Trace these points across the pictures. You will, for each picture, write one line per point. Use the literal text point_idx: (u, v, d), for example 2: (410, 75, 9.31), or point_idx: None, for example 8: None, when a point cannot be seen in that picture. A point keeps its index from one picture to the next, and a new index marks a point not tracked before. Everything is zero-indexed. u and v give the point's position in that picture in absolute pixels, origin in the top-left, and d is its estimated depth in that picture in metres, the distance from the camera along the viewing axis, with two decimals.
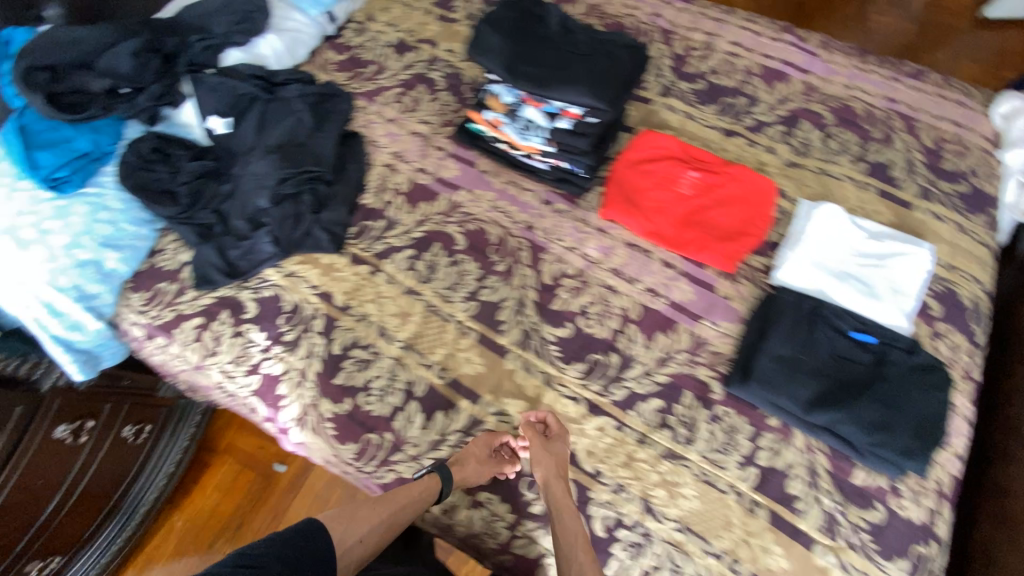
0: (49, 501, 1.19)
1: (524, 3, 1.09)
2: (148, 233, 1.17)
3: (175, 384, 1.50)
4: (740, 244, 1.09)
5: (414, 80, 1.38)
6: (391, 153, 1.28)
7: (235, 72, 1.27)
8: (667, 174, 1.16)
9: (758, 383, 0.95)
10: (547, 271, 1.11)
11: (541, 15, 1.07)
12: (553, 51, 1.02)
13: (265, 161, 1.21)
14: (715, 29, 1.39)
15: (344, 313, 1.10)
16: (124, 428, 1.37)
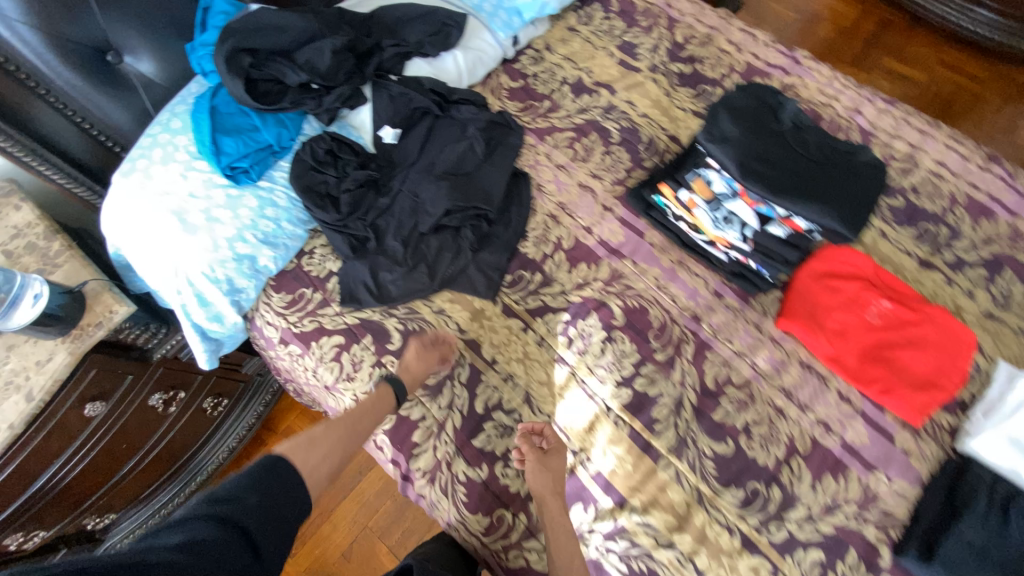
0: (127, 462, 1.28)
1: (760, 90, 1.01)
2: (302, 234, 1.12)
3: (257, 364, 1.61)
4: (932, 397, 0.99)
5: (587, 125, 1.30)
6: (556, 201, 1.21)
7: (415, 85, 1.21)
8: (858, 297, 1.06)
9: (943, 566, 0.86)
10: (711, 374, 1.03)
11: (778, 107, 0.99)
12: (790, 153, 0.93)
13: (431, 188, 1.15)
14: (919, 141, 1.28)
15: (490, 367, 1.04)
16: (207, 400, 1.46)
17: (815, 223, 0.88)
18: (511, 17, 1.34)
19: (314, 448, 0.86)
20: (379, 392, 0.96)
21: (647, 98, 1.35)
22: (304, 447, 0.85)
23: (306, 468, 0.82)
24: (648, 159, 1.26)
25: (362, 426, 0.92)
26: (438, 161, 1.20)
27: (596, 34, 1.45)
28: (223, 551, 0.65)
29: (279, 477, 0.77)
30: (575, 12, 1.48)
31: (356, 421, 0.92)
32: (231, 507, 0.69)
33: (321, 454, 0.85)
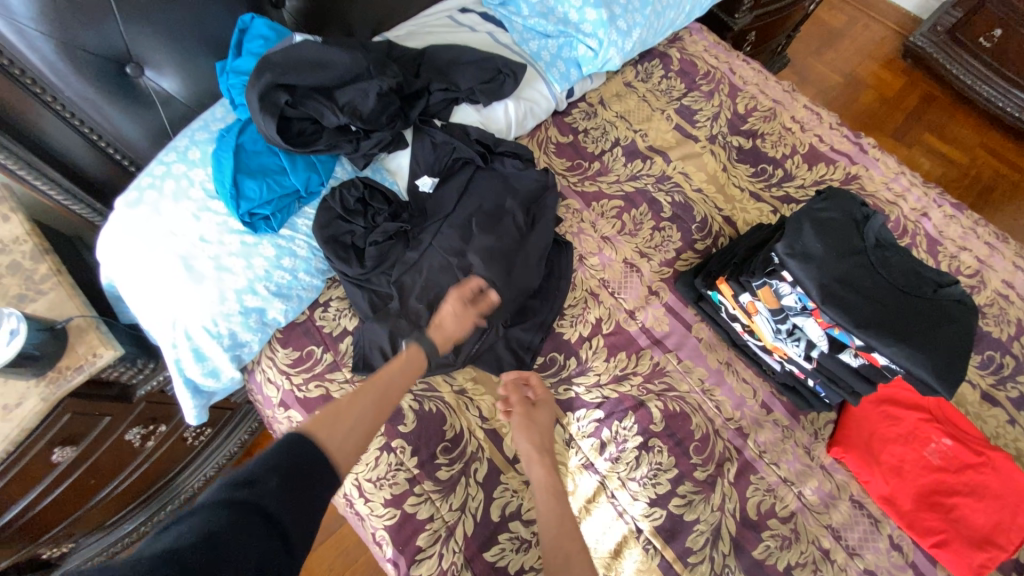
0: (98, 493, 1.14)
1: (846, 203, 0.91)
2: (319, 285, 1.01)
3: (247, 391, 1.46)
4: (992, 558, 0.90)
5: (638, 195, 1.21)
6: (599, 279, 1.11)
7: (459, 131, 1.11)
8: (917, 431, 0.99)
9: None
10: (753, 500, 0.93)
11: (865, 225, 0.89)
12: (877, 279, 0.83)
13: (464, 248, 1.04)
14: (987, 256, 1.19)
15: (511, 467, 0.94)
16: (188, 429, 1.33)
17: (898, 364, 0.77)
18: (570, 69, 1.23)
19: (345, 415, 0.71)
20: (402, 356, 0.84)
21: (703, 171, 1.25)
22: (332, 414, 0.70)
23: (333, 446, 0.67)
24: (700, 241, 1.17)
25: (392, 395, 0.79)
26: (474, 217, 1.07)
27: (653, 94, 1.35)
28: (246, 545, 0.51)
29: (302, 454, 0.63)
30: (633, 67, 1.38)
31: (388, 385, 0.80)
32: (250, 494, 0.55)
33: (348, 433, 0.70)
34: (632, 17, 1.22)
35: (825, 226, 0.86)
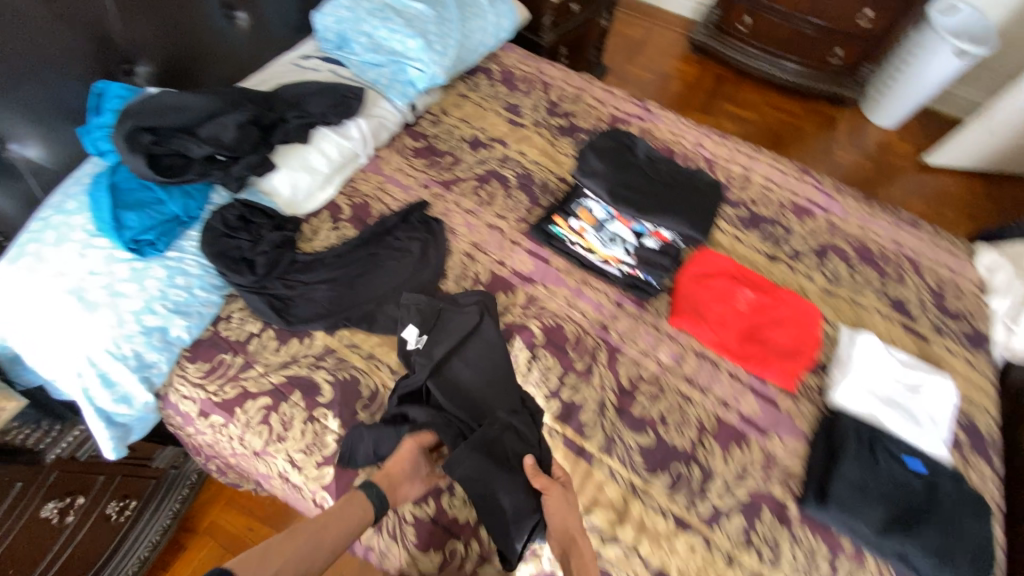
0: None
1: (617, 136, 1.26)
2: (217, 300, 1.12)
3: (172, 454, 1.44)
4: (798, 362, 1.19)
5: (488, 175, 1.47)
6: (470, 242, 1.32)
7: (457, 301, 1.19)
8: (727, 291, 1.29)
9: (837, 505, 0.98)
10: (624, 373, 1.16)
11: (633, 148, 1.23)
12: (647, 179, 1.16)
13: (459, 397, 1.06)
14: (749, 164, 1.60)
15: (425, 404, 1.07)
16: (111, 505, 1.30)
17: None
18: (407, 88, 1.51)
19: (284, 545, 0.79)
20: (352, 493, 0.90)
21: (535, 148, 1.55)
22: (273, 546, 0.79)
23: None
24: (545, 198, 1.44)
25: (339, 529, 0.84)
26: (470, 376, 1.09)
27: (485, 99, 1.66)
28: None
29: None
30: (464, 83, 1.69)
31: (337, 521, 0.85)
32: None
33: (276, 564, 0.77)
34: (446, 40, 1.52)
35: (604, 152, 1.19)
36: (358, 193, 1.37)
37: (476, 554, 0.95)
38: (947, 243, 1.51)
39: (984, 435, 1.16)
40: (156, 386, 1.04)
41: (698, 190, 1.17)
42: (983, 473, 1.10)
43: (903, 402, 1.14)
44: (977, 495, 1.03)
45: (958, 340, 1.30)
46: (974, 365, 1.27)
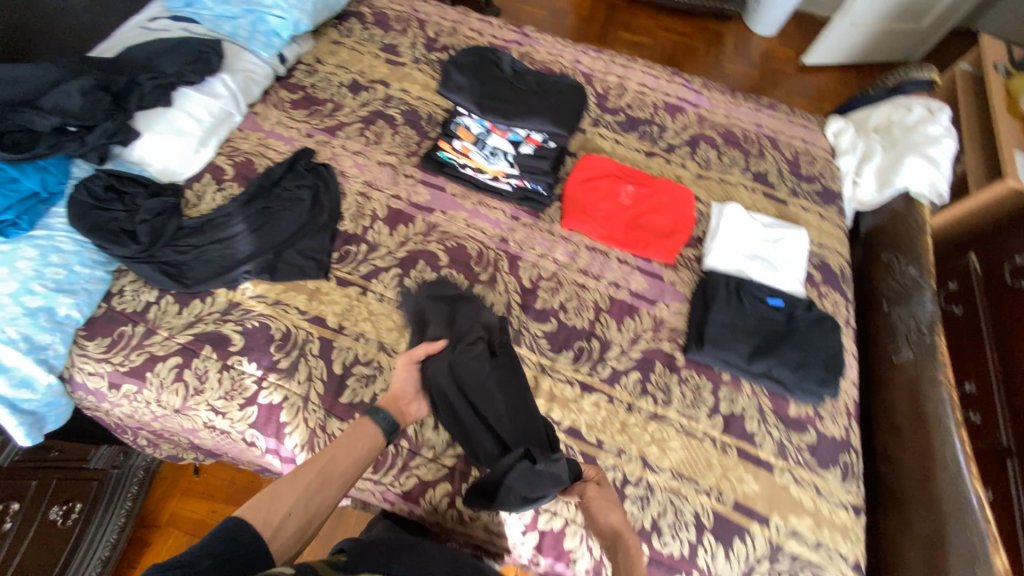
0: None
1: (482, 53, 1.32)
2: (103, 275, 1.10)
3: (108, 454, 1.38)
4: (676, 240, 1.33)
5: (373, 116, 1.47)
6: (363, 182, 1.35)
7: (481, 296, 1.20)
8: (610, 189, 1.39)
9: (711, 346, 1.15)
10: (526, 276, 1.26)
11: (498, 61, 1.30)
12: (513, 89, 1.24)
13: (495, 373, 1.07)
14: (624, 73, 1.69)
15: (339, 334, 1.12)
16: (53, 510, 1.22)
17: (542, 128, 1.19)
18: (271, 39, 1.47)
19: (293, 482, 0.78)
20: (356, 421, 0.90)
21: (418, 84, 1.56)
22: (283, 485, 0.78)
23: (271, 526, 0.73)
24: (432, 131, 1.47)
25: (346, 460, 0.85)
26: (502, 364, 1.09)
27: (360, 43, 1.63)
28: None
29: (242, 537, 0.69)
30: (335, 28, 1.65)
31: (343, 451, 0.85)
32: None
33: (289, 504, 0.76)
34: None
35: (469, 69, 1.25)
36: (239, 152, 1.34)
37: (407, 451, 1.03)
38: (802, 119, 1.67)
39: (836, 272, 1.35)
40: (57, 368, 1.03)
41: (563, 92, 1.27)
42: (834, 300, 1.30)
43: (765, 256, 1.31)
44: (827, 317, 1.22)
45: (813, 198, 1.48)
46: (827, 217, 1.45)
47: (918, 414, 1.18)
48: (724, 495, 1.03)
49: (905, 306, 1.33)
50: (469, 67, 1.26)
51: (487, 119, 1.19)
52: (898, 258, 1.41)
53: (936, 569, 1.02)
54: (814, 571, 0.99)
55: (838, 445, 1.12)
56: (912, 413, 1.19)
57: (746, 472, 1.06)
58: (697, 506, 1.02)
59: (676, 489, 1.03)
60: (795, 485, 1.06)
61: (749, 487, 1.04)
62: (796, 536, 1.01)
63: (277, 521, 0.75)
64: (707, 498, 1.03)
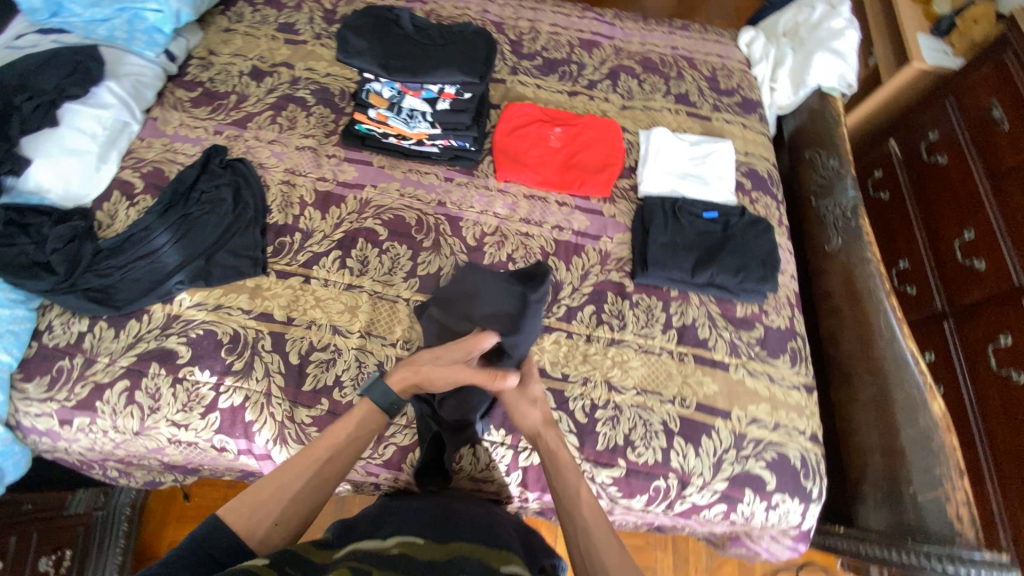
0: None
1: (378, 13, 1.26)
2: (25, 313, 1.04)
3: (88, 496, 1.29)
4: (610, 173, 1.34)
5: (282, 101, 1.40)
6: (285, 171, 1.30)
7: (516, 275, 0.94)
8: (538, 134, 1.38)
9: (655, 266, 1.19)
10: (469, 234, 1.26)
11: (395, 20, 1.25)
12: (416, 46, 1.21)
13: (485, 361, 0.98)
14: (535, 16, 1.65)
15: (290, 325, 1.10)
16: (39, 566, 1.16)
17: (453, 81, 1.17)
18: (153, 36, 1.35)
19: (287, 482, 0.80)
20: (358, 411, 0.89)
21: (324, 61, 1.49)
22: (275, 484, 0.79)
23: (260, 529, 0.75)
24: (348, 106, 1.42)
25: (344, 456, 0.86)
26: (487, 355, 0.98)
27: (253, 27, 1.53)
28: None
29: (218, 544, 0.71)
30: (223, 15, 1.54)
31: (341, 449, 0.86)
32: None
33: (280, 508, 0.78)
34: None
35: (366, 32, 1.20)
36: (145, 162, 1.27)
37: None
38: (716, 34, 1.68)
39: (764, 176, 1.40)
40: (2, 417, 0.99)
41: (468, 41, 1.24)
42: (766, 203, 1.35)
43: (696, 172, 1.35)
44: (760, 219, 1.28)
45: (734, 110, 1.52)
46: (750, 126, 1.49)
47: (853, 293, 1.26)
48: (687, 400, 1.10)
49: (830, 197, 1.39)
50: (366, 29, 1.21)
51: (395, 80, 1.15)
52: (819, 153, 1.47)
53: (884, 424, 1.12)
54: (777, 449, 1.07)
55: (786, 334, 1.19)
56: (848, 293, 1.28)
57: (704, 376, 1.12)
58: (664, 414, 1.08)
59: (643, 403, 1.09)
60: (750, 378, 1.13)
61: (709, 388, 1.11)
62: (757, 422, 1.09)
63: (265, 525, 0.77)
64: (672, 405, 1.09)
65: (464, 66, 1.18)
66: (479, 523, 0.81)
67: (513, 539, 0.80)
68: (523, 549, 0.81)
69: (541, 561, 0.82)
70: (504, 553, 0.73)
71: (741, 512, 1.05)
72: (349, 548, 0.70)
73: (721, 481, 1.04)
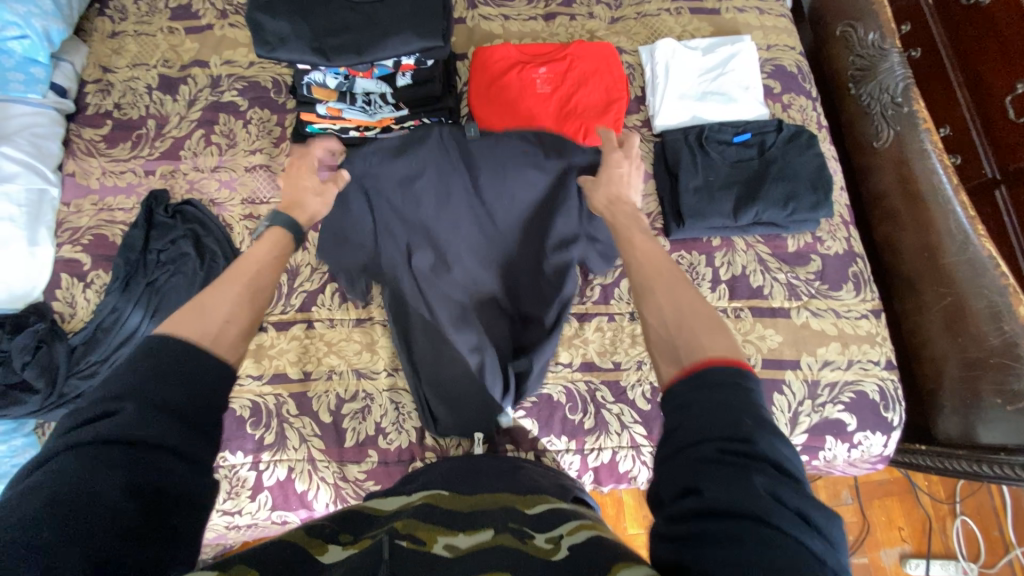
0: None
1: None
2: (25, 440, 0.95)
3: None
4: (617, 111, 1.12)
5: (210, 113, 1.16)
6: (242, 203, 1.10)
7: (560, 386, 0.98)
8: (522, 81, 1.14)
9: (692, 218, 1.04)
10: None
11: None
12: (349, 8, 0.93)
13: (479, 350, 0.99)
14: None
15: (309, 381, 1.00)
16: None
17: (409, 51, 0.93)
18: (29, 70, 1.08)
19: (221, 297, 0.61)
20: (272, 236, 0.74)
21: (242, 47, 1.21)
22: (216, 299, 0.61)
23: (209, 330, 0.56)
24: (288, 101, 1.17)
25: (268, 272, 0.69)
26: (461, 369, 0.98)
27: (142, 22, 1.22)
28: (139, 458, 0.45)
29: (174, 351, 0.51)
30: (103, 16, 1.23)
31: (265, 266, 0.69)
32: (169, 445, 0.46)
33: (229, 313, 0.60)
34: None
35: (283, 6, 0.93)
36: (83, 231, 1.08)
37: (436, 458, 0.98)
38: None
39: (793, 72, 1.18)
40: None
41: None
42: (800, 106, 1.15)
43: (713, 88, 1.13)
44: (801, 129, 1.09)
45: None
46: (768, 9, 1.23)
47: (913, 193, 1.11)
48: (751, 358, 1.01)
49: (873, 81, 1.19)
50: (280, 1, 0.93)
51: (337, 65, 0.92)
52: (854, 26, 1.24)
53: (958, 335, 1.03)
54: (855, 388, 1.00)
55: (844, 260, 1.07)
56: (908, 192, 1.12)
57: (765, 327, 1.02)
58: None
59: None
60: (814, 318, 1.03)
61: (773, 340, 1.02)
62: (829, 364, 1.01)
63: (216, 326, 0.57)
64: None
65: (417, 25, 0.92)
66: (503, 469, 0.84)
67: (538, 480, 0.83)
68: (552, 485, 0.83)
69: (573, 490, 0.85)
70: (528, 494, 0.76)
71: (823, 457, 1.01)
72: (383, 505, 0.72)
73: (800, 434, 0.99)
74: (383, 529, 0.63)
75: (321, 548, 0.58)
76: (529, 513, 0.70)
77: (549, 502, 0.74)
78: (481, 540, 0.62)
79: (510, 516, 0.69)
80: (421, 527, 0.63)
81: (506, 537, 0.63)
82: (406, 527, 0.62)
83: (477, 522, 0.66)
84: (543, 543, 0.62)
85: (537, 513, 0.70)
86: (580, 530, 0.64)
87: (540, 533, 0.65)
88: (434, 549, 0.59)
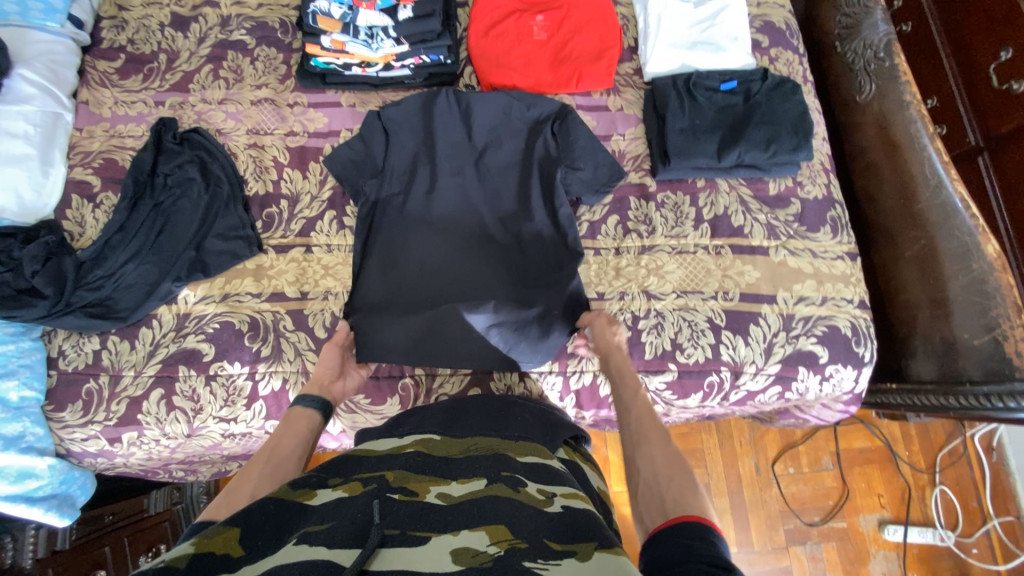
0: None
1: None
2: (31, 344, 0.99)
3: (163, 490, 1.27)
4: (610, 58, 1.16)
5: (219, 50, 1.20)
6: (247, 133, 1.15)
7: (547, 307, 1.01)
8: (519, 27, 1.19)
9: (677, 158, 1.08)
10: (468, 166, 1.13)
11: None
12: None
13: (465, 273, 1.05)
14: None
15: (306, 299, 1.05)
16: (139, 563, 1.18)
17: None
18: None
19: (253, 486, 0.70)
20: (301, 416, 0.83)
21: None
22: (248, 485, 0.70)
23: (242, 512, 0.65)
24: (295, 41, 1.22)
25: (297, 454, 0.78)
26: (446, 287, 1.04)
27: None
28: None
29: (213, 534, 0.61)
30: None
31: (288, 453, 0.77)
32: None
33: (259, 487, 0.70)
34: None
35: None
36: (94, 155, 1.13)
37: (426, 376, 1.04)
38: None
39: (782, 28, 1.22)
40: (50, 449, 0.98)
41: None
42: (786, 60, 1.20)
43: (703, 38, 1.18)
44: (786, 79, 1.14)
45: None
46: None
47: (891, 142, 1.15)
48: (730, 292, 1.05)
49: (858, 38, 1.24)
50: None
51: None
52: None
53: (930, 276, 1.07)
54: (828, 323, 1.05)
55: (824, 204, 1.11)
56: (887, 143, 1.16)
57: (744, 264, 1.07)
58: (708, 311, 1.04)
59: (685, 305, 1.05)
60: (791, 257, 1.07)
61: (751, 276, 1.06)
62: (804, 300, 1.05)
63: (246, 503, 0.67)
64: (715, 301, 1.05)
65: None
66: (489, 409, 0.85)
67: (527, 422, 0.83)
68: (540, 429, 0.82)
69: (562, 435, 0.84)
70: (518, 441, 0.75)
71: (796, 389, 1.05)
72: (374, 448, 0.73)
73: (774, 364, 1.03)
74: (373, 475, 0.63)
75: (309, 493, 0.61)
76: (520, 461, 0.69)
77: (541, 453, 0.73)
78: (475, 488, 0.61)
79: (501, 462, 0.68)
80: (412, 478, 0.63)
81: (499, 486, 0.62)
82: (397, 480, 0.62)
83: (471, 470, 0.66)
84: (535, 493, 0.62)
85: (530, 462, 0.70)
86: (573, 495, 0.63)
87: (531, 482, 0.65)
88: (426, 500, 0.59)
